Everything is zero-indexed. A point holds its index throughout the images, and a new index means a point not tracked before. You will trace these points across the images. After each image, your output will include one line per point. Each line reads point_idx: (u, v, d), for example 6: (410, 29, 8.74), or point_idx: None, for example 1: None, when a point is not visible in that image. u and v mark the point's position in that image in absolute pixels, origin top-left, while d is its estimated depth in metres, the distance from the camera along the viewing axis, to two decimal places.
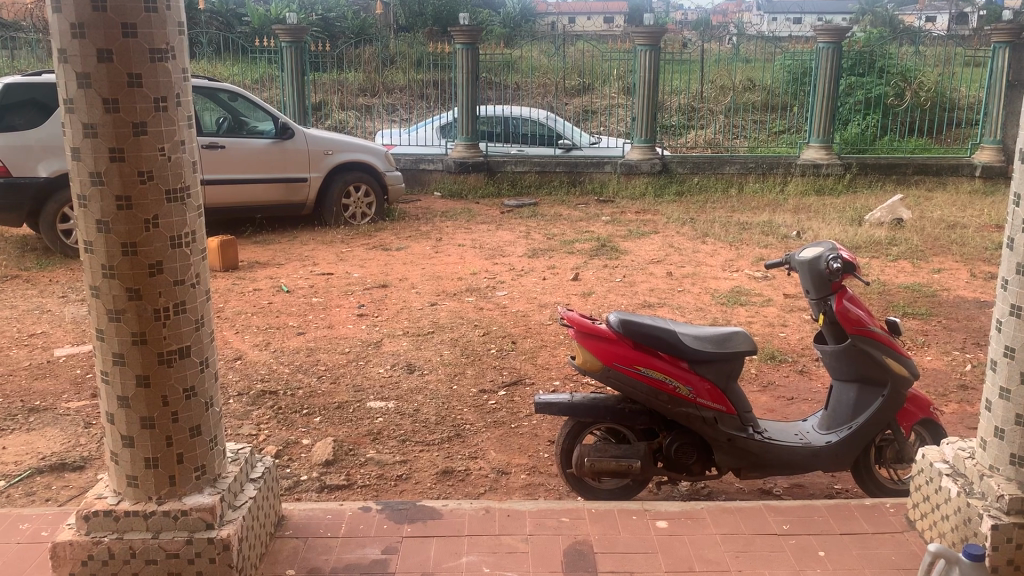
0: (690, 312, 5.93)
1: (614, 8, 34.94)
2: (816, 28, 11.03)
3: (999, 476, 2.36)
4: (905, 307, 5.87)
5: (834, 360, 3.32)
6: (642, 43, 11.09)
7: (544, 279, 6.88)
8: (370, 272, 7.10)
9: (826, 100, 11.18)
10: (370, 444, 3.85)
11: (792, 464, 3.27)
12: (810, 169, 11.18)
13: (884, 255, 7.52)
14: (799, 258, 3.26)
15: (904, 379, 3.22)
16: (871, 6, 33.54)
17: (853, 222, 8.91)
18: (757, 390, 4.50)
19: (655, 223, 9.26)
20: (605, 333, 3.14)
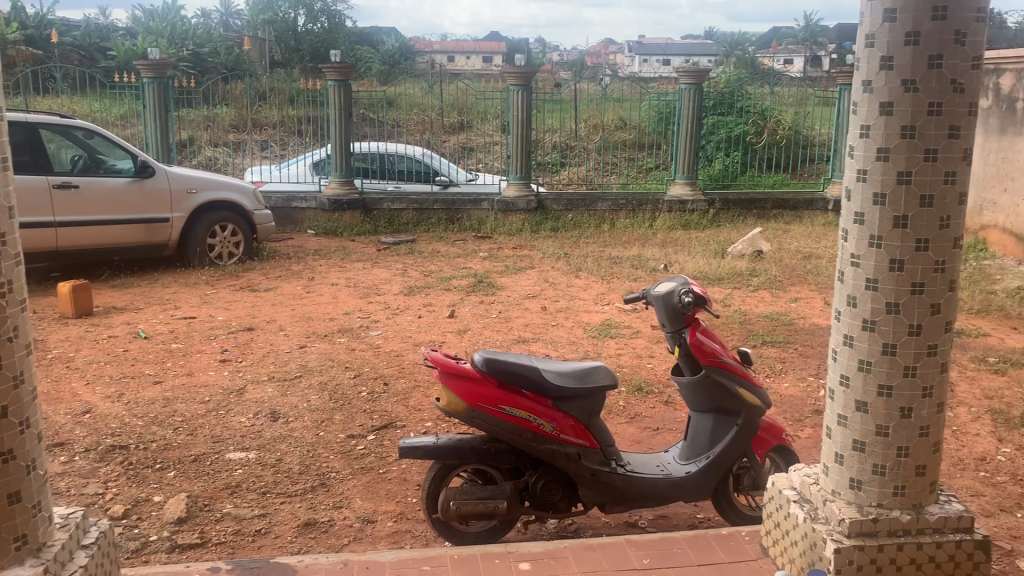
0: (563, 347, 5.97)
1: (489, 48, 35.66)
2: (679, 70, 11.55)
3: (840, 500, 2.44)
4: (765, 336, 6.12)
5: (690, 391, 3.39)
6: (514, 83, 11.27)
7: (418, 316, 6.81)
8: (236, 314, 6.84)
9: (689, 138, 11.68)
10: (227, 498, 3.67)
11: (655, 496, 3.31)
12: (677, 205, 11.61)
13: (745, 286, 7.86)
14: (654, 293, 3.33)
15: (756, 409, 3.32)
16: (733, 50, 35.62)
17: (717, 254, 9.26)
18: (625, 421, 4.56)
19: (531, 258, 9.36)
20: (469, 372, 3.11)
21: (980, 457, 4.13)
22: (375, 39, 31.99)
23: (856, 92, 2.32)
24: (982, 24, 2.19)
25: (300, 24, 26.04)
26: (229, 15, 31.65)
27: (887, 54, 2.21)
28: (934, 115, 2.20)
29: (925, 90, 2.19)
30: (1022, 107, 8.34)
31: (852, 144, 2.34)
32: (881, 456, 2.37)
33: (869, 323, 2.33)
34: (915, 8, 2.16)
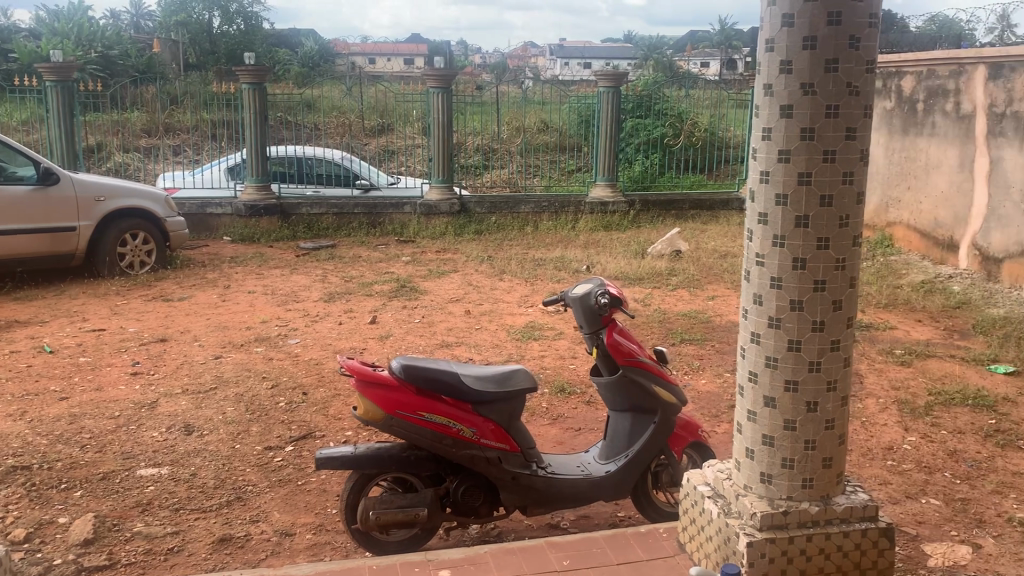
0: (486, 350, 5.96)
1: (411, 50, 35.50)
2: (597, 73, 11.68)
3: (752, 494, 2.50)
4: (684, 334, 6.23)
5: (608, 391, 3.42)
6: (434, 86, 11.22)
7: (339, 323, 6.71)
8: (148, 326, 6.62)
9: (609, 141, 11.83)
10: (137, 516, 3.54)
11: (575, 496, 3.32)
12: (598, 207, 11.74)
13: (665, 285, 7.99)
14: (571, 295, 3.35)
15: (672, 406, 3.37)
16: (652, 53, 36.26)
17: (637, 255, 9.39)
18: (547, 423, 4.58)
19: (454, 262, 9.33)
20: (387, 380, 3.07)
21: (887, 446, 4.28)
22: (293, 42, 31.46)
23: (757, 96, 2.38)
24: (874, 29, 2.27)
25: (215, 26, 25.45)
26: (140, 16, 30.68)
27: (786, 58, 2.27)
28: (832, 117, 2.27)
29: (822, 93, 2.26)
30: (922, 109, 8.69)
31: (755, 145, 2.39)
32: (789, 449, 2.43)
33: (775, 321, 2.39)
34: (810, 13, 2.23)
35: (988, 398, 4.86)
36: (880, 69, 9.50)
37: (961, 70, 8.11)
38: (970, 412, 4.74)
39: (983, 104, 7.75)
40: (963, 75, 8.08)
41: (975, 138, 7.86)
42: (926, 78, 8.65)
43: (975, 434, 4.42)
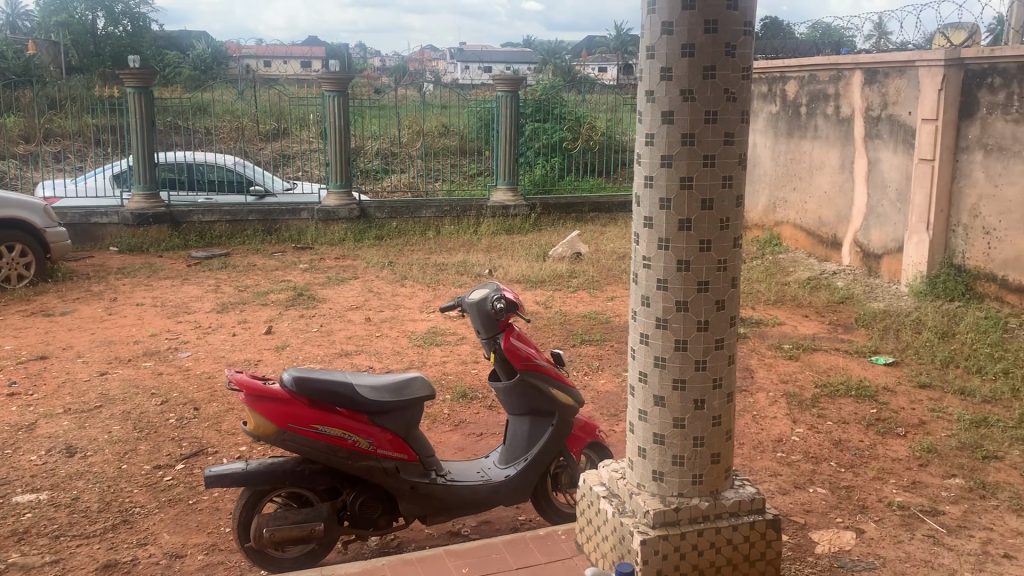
0: (387, 358, 5.89)
1: (308, 53, 34.91)
2: (495, 77, 11.72)
3: (645, 493, 2.54)
4: (584, 335, 6.30)
5: (506, 395, 3.42)
6: (329, 89, 11.03)
7: (234, 334, 6.50)
8: (25, 343, 6.26)
9: (508, 145, 11.89)
10: (13, 546, 3.34)
11: (475, 503, 3.31)
12: (500, 211, 11.77)
13: (565, 287, 8.08)
14: (467, 300, 3.33)
15: (570, 408, 3.40)
16: (552, 57, 36.70)
17: (538, 257, 9.46)
18: (449, 429, 4.56)
19: (354, 268, 9.20)
20: (279, 393, 2.98)
21: (777, 438, 4.43)
22: (184, 44, 30.48)
23: (641, 102, 2.43)
24: (749, 37, 2.34)
25: (100, 27, 24.41)
26: (17, 16, 29.15)
27: (666, 65, 2.32)
28: (711, 123, 2.33)
29: (700, 99, 2.31)
30: (805, 112, 9.05)
31: (640, 149, 2.44)
32: (679, 447, 2.48)
33: (662, 322, 2.44)
34: (689, 21, 2.28)
35: (869, 388, 5.10)
36: (766, 74, 9.80)
37: (839, 75, 8.44)
38: (853, 402, 4.97)
39: (860, 108, 8.10)
40: (841, 80, 8.41)
41: (854, 141, 8.23)
42: (808, 83, 8.98)
43: (858, 424, 4.63)
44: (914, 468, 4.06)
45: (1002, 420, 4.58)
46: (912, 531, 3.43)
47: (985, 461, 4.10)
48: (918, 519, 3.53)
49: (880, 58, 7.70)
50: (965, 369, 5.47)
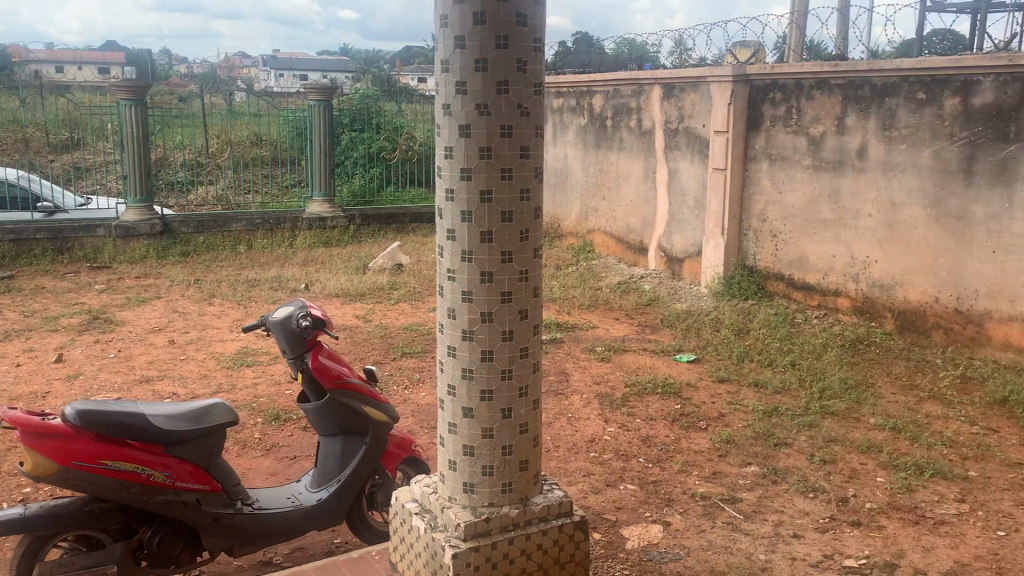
0: (192, 382, 5.57)
1: (107, 57, 32.76)
2: (306, 86, 11.44)
3: (456, 505, 2.53)
4: (403, 348, 6.25)
5: (317, 416, 3.31)
6: (124, 98, 10.32)
7: (16, 365, 5.93)
8: None
9: (323, 155, 11.63)
10: None
11: (285, 530, 3.19)
12: (316, 222, 11.48)
13: (385, 300, 7.99)
14: (271, 318, 3.20)
15: (383, 424, 3.33)
16: (369, 66, 36.48)
17: (357, 270, 9.30)
18: (261, 454, 4.37)
19: (158, 287, 8.66)
20: (59, 429, 2.74)
21: (590, 439, 4.57)
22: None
23: (438, 116, 2.42)
24: (539, 53, 2.39)
25: None
26: None
27: (461, 79, 2.33)
28: (506, 136, 2.36)
29: (496, 113, 2.34)
30: (611, 124, 9.44)
31: (440, 161, 2.43)
32: (488, 457, 2.49)
33: (468, 333, 2.44)
34: (481, 36, 2.29)
35: (674, 385, 5.38)
36: (574, 87, 10.12)
37: (640, 89, 8.86)
38: (660, 399, 5.22)
39: (660, 120, 8.54)
40: (642, 94, 8.83)
41: (656, 151, 8.67)
42: (613, 97, 9.37)
43: (664, 420, 4.87)
44: (715, 459, 4.31)
45: (790, 409, 4.96)
46: (713, 519, 3.63)
47: (776, 448, 4.42)
48: (719, 507, 3.75)
49: (676, 74, 8.15)
50: (758, 363, 5.88)
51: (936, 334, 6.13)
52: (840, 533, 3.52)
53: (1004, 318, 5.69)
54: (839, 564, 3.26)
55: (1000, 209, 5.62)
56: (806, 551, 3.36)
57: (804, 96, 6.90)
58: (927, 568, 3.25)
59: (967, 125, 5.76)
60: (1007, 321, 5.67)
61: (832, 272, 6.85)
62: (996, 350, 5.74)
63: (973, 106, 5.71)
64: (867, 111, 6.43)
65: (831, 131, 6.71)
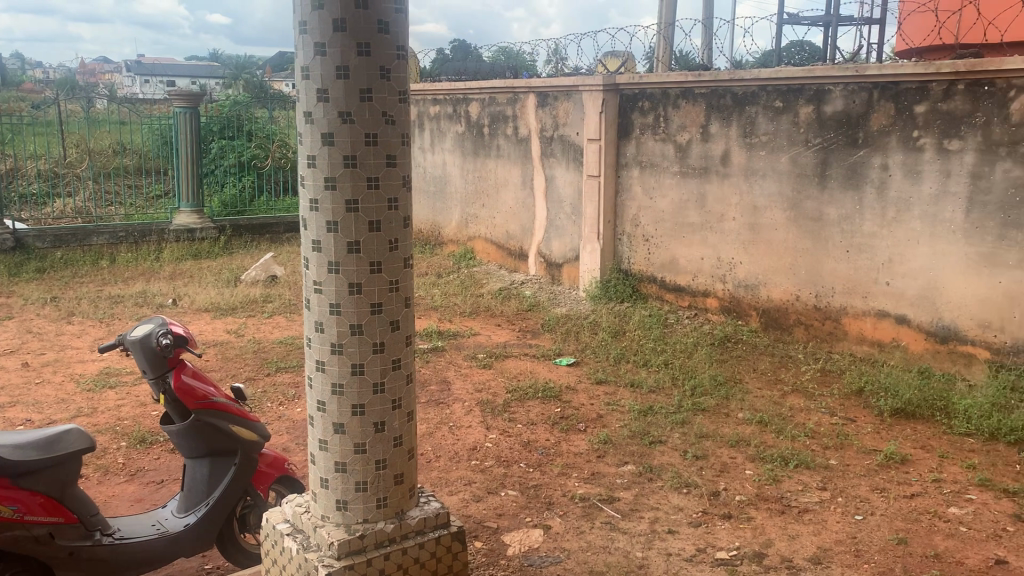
0: (48, 407, 5.23)
1: None
2: (170, 92, 10.97)
3: (330, 524, 2.47)
4: (278, 362, 6.07)
5: (181, 438, 3.17)
6: None
7: None
8: None
9: (190, 164, 11.18)
10: None
11: (150, 559, 3.04)
12: (184, 234, 11.02)
13: (259, 313, 7.75)
14: (129, 337, 3.04)
15: (253, 444, 3.22)
16: (241, 71, 35.50)
17: (229, 283, 8.98)
18: (124, 481, 4.14)
19: (10, 307, 8.10)
20: None
21: (471, 447, 4.56)
22: None
23: (300, 123, 2.36)
24: (402, 61, 2.37)
25: None
26: None
27: (322, 87, 2.27)
28: (371, 145, 2.32)
29: (360, 121, 2.30)
30: (488, 132, 9.49)
31: (304, 169, 2.36)
32: (361, 472, 2.44)
33: (337, 346, 2.38)
34: (341, 43, 2.25)
35: (554, 389, 5.45)
36: (449, 94, 10.10)
37: (515, 97, 8.94)
38: (540, 403, 5.27)
39: (536, 128, 8.65)
40: (517, 102, 8.92)
41: (533, 159, 8.77)
42: (489, 105, 9.41)
43: (545, 424, 4.92)
44: (593, 460, 4.38)
45: (665, 407, 5.10)
46: (592, 520, 3.69)
47: (652, 446, 4.54)
48: (597, 508, 3.81)
49: (550, 82, 8.27)
50: (634, 363, 6.03)
51: (797, 330, 6.45)
52: (712, 526, 3.64)
53: (858, 313, 6.04)
54: (711, 557, 3.36)
55: (851, 212, 5.96)
56: (681, 546, 3.46)
57: (671, 105, 7.13)
58: (793, 555, 3.40)
59: (820, 132, 6.07)
60: (861, 317, 6.03)
61: (702, 273, 7.10)
62: (852, 343, 6.09)
63: (825, 114, 6.03)
64: (729, 119, 6.69)
65: (697, 138, 6.95)
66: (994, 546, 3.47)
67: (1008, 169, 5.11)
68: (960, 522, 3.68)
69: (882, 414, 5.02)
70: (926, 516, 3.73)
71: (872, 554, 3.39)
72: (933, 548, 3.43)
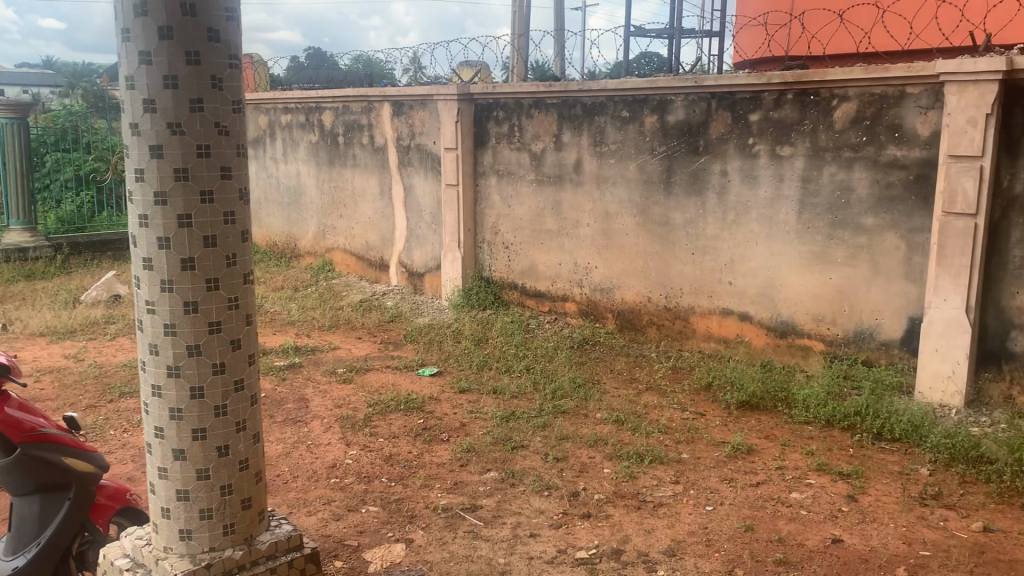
0: None
1: None
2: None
3: (173, 556, 2.35)
4: (122, 387, 5.73)
5: (7, 475, 2.93)
6: None
7: None
8: None
9: (21, 179, 10.42)
10: None
11: None
12: (16, 253, 10.27)
13: (101, 335, 7.31)
14: None
15: (89, 475, 3.01)
16: (78, 78, 33.49)
17: (67, 304, 8.43)
18: None
19: None
20: None
21: (331, 464, 4.47)
22: None
23: (126, 136, 2.24)
24: (235, 70, 2.30)
25: None
26: None
27: (149, 97, 2.17)
28: (204, 157, 2.23)
29: (190, 132, 2.21)
30: (343, 142, 9.33)
31: (131, 182, 2.24)
32: (205, 500, 2.34)
33: (174, 369, 2.28)
34: (168, 51, 2.15)
35: (416, 400, 5.41)
36: (301, 103, 9.87)
37: (370, 106, 8.84)
38: (402, 416, 5.22)
39: (392, 137, 8.59)
40: (372, 111, 8.82)
41: (390, 168, 8.70)
42: (342, 114, 9.26)
43: (407, 436, 4.88)
44: (456, 470, 4.38)
45: (526, 412, 5.16)
46: (454, 530, 3.68)
47: (513, 451, 4.58)
48: (460, 518, 3.81)
49: (404, 92, 8.23)
50: (496, 370, 6.07)
51: (650, 330, 6.69)
52: (572, 527, 3.71)
53: (705, 312, 6.32)
54: (571, 558, 3.42)
55: (696, 216, 6.24)
56: (542, 549, 3.50)
57: (524, 115, 7.24)
58: (649, 549, 3.51)
59: (664, 140, 6.32)
60: (707, 315, 6.31)
61: (560, 278, 7.25)
62: (701, 340, 6.37)
63: (669, 123, 6.29)
64: (580, 128, 6.86)
65: (550, 147, 7.09)
66: (831, 526, 3.70)
67: (833, 173, 5.48)
68: (801, 506, 3.91)
69: (730, 407, 5.27)
70: (770, 503, 3.94)
71: (722, 543, 3.54)
72: (777, 533, 3.63)
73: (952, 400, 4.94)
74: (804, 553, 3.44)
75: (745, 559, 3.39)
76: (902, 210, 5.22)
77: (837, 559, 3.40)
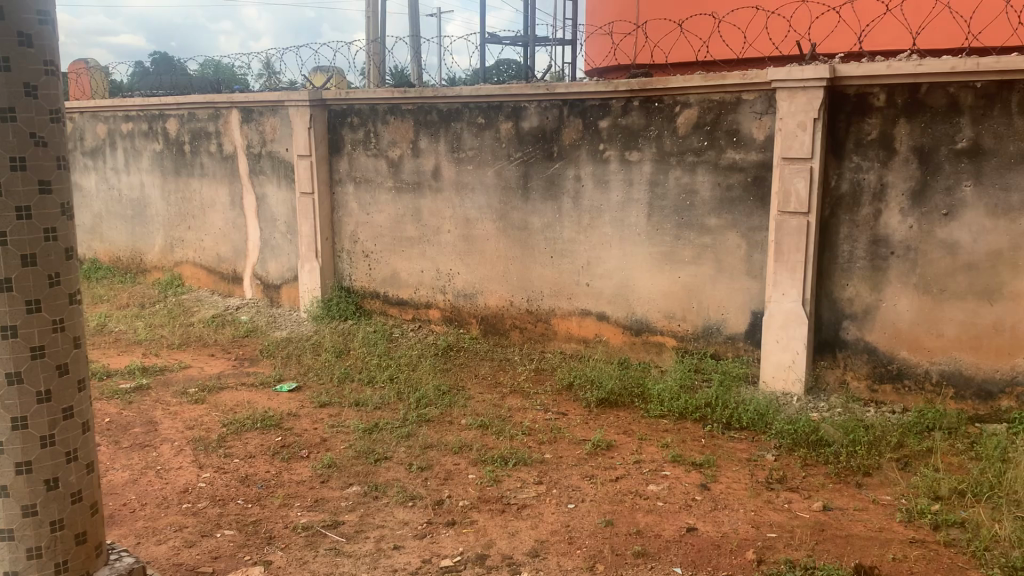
0: None
1: None
2: None
3: None
4: None
5: None
6: None
7: None
8: None
9: None
10: None
11: None
12: None
13: None
14: None
15: None
16: None
17: None
18: None
19: None
20: None
21: (182, 490, 4.26)
22: None
23: None
24: (52, 77, 2.16)
25: None
26: None
27: None
28: (19, 169, 2.08)
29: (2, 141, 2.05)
30: (189, 150, 8.94)
31: None
32: (34, 538, 2.18)
33: None
34: None
35: (274, 417, 5.24)
36: (142, 110, 9.39)
37: (217, 113, 8.52)
38: (259, 434, 5.04)
39: (242, 145, 8.31)
40: (219, 119, 8.51)
41: (240, 176, 8.41)
42: (187, 121, 8.87)
43: (264, 455, 4.72)
44: (316, 486, 4.27)
45: (389, 423, 5.10)
46: (315, 548, 3.59)
47: (376, 464, 4.51)
48: (321, 535, 3.71)
49: (253, 98, 7.99)
50: (358, 382, 5.97)
51: (513, 333, 6.76)
52: (436, 535, 3.69)
53: (565, 314, 6.44)
54: (436, 567, 3.41)
55: (552, 220, 6.35)
56: (406, 560, 3.47)
57: (379, 121, 7.17)
58: (513, 552, 3.53)
59: (519, 146, 6.41)
60: (567, 317, 6.44)
61: (422, 286, 7.21)
62: (561, 342, 6.49)
63: (523, 130, 6.38)
64: (437, 135, 6.86)
65: (408, 153, 7.05)
66: (685, 516, 3.85)
67: (679, 176, 5.70)
68: (658, 497, 4.04)
69: (590, 405, 5.39)
70: (629, 496, 4.06)
71: (584, 540, 3.61)
72: (635, 525, 3.74)
73: (792, 388, 5.26)
74: (661, 544, 3.56)
75: (606, 554, 3.48)
76: (742, 210, 5.49)
77: (691, 547, 3.54)
